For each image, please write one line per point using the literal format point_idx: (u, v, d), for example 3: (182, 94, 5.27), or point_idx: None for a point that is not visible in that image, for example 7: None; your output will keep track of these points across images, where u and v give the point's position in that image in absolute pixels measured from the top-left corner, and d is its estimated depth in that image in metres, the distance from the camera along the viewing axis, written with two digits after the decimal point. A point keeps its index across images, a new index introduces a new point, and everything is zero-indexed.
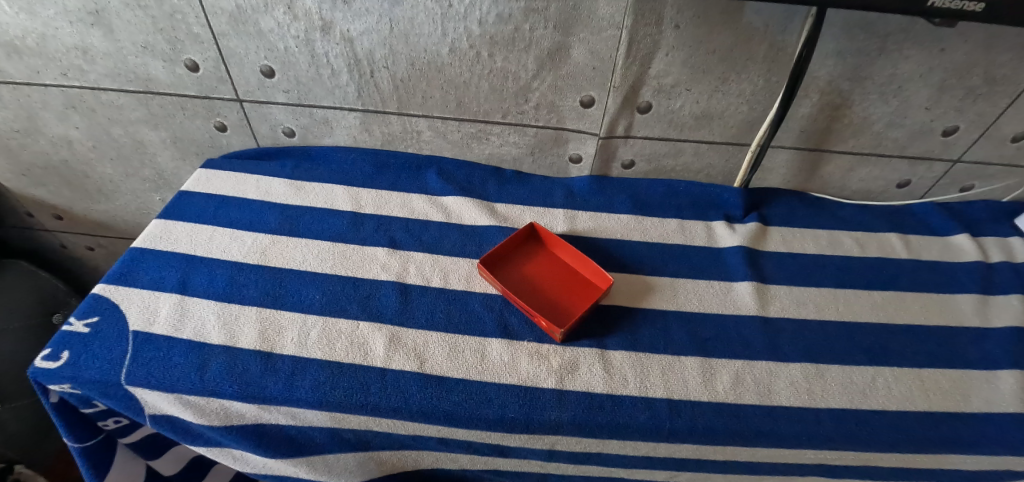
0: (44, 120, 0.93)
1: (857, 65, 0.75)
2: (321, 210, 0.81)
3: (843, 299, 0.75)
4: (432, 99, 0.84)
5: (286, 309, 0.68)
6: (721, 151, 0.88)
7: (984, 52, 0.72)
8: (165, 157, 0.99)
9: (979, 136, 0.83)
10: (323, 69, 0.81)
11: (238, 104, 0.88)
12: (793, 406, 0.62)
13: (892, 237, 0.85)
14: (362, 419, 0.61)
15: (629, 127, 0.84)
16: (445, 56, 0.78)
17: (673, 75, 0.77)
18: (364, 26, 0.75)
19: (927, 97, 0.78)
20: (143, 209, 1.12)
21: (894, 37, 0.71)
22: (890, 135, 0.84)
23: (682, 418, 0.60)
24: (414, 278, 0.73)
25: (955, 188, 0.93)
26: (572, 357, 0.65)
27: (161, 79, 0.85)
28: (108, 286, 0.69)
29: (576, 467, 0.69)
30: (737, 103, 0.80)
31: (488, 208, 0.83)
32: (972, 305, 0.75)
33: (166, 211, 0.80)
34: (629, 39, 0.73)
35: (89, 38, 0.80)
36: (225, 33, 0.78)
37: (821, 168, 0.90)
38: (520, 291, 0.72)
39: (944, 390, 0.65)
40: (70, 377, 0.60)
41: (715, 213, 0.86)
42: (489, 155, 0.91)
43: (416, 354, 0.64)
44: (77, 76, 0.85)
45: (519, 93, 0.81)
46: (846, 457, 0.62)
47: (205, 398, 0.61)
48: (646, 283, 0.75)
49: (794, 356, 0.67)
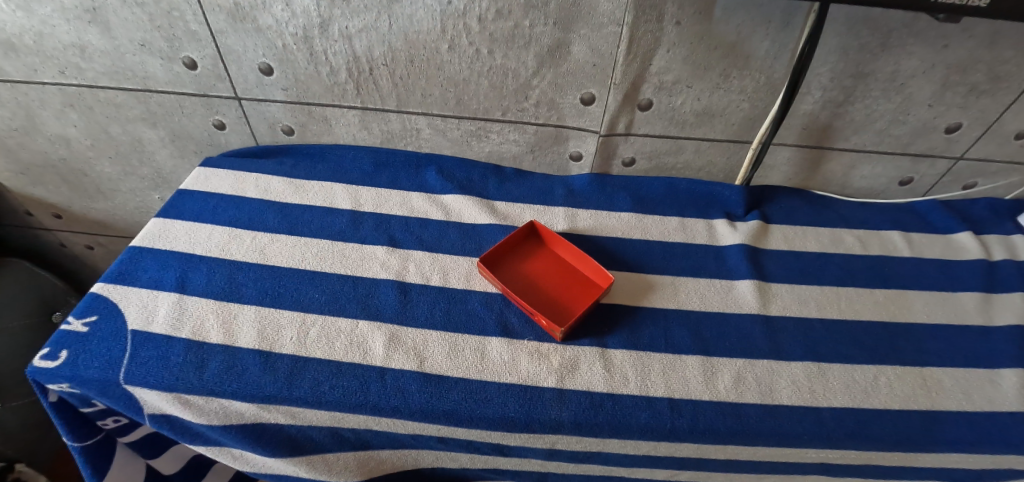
0: (42, 118, 0.92)
1: (859, 62, 0.74)
2: (321, 209, 0.81)
3: (844, 297, 0.74)
4: (432, 97, 0.83)
5: (285, 308, 0.67)
6: (722, 148, 0.87)
7: (987, 48, 0.72)
8: (164, 156, 0.99)
9: (982, 133, 0.83)
10: (322, 66, 0.80)
11: (236, 102, 0.87)
12: (794, 405, 0.61)
13: (894, 235, 0.84)
14: (361, 418, 0.61)
15: (629, 124, 0.84)
16: (444, 53, 0.77)
17: (674, 72, 0.76)
18: (362, 23, 0.74)
19: (929, 94, 0.77)
20: (142, 208, 1.12)
21: (897, 33, 0.71)
22: (893, 132, 0.83)
23: (683, 417, 0.60)
24: (413, 276, 0.72)
25: (958, 185, 0.92)
26: (572, 356, 0.65)
27: (159, 77, 0.85)
28: (106, 285, 0.69)
29: (576, 466, 0.69)
30: (738, 100, 0.80)
31: (488, 207, 0.83)
32: (974, 303, 0.75)
33: (164, 209, 0.80)
34: (629, 35, 0.72)
35: (86, 36, 0.79)
36: (223, 31, 0.77)
37: (823, 166, 0.89)
38: (520, 290, 0.71)
39: (946, 389, 0.64)
40: (68, 376, 0.60)
41: (716, 210, 0.86)
42: (489, 153, 0.91)
43: (416, 353, 0.64)
44: (74, 74, 0.85)
45: (519, 90, 0.81)
46: (848, 456, 0.62)
47: (203, 397, 0.60)
48: (647, 281, 0.74)
49: (796, 355, 0.66)
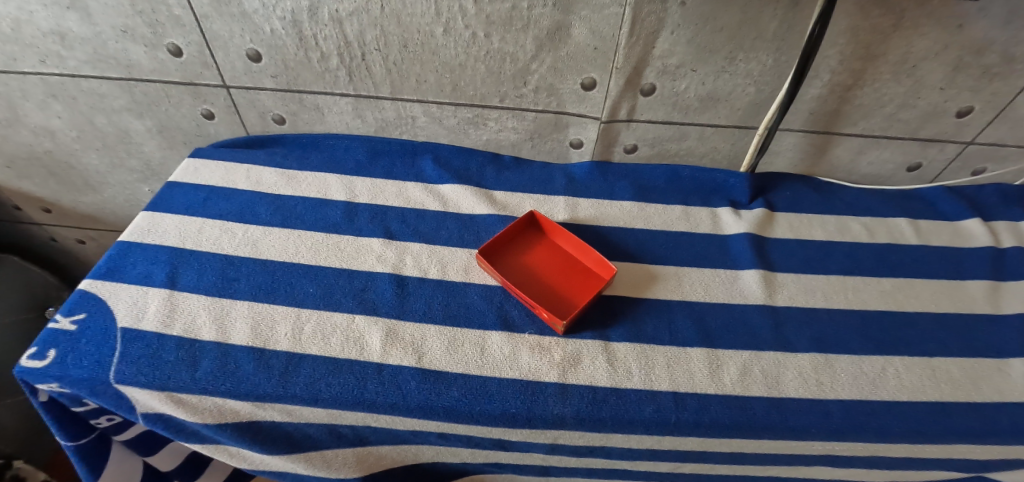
0: (25, 109, 0.89)
1: (870, 44, 0.71)
2: (314, 200, 0.79)
3: (851, 286, 0.73)
4: (427, 83, 0.81)
5: (279, 303, 0.66)
6: (726, 134, 0.85)
7: (1003, 29, 0.69)
8: (152, 147, 0.96)
9: (993, 117, 0.81)
10: (312, 52, 0.77)
11: (225, 90, 0.85)
12: (801, 398, 0.60)
13: (901, 222, 0.83)
14: (360, 416, 0.60)
15: (631, 110, 0.81)
16: (439, 37, 0.74)
17: (678, 55, 0.74)
18: (353, 6, 0.71)
19: (940, 77, 0.75)
20: (132, 201, 1.10)
21: (910, 13, 0.68)
22: (903, 116, 0.81)
23: (689, 411, 0.58)
24: (411, 269, 0.71)
25: (967, 171, 0.90)
26: (574, 350, 0.63)
27: (144, 65, 0.82)
28: (95, 281, 0.67)
29: (579, 459, 0.68)
30: (744, 84, 0.77)
31: (486, 196, 0.80)
32: (983, 291, 0.73)
33: (153, 202, 0.78)
34: (632, 17, 0.69)
35: (65, 22, 0.76)
36: (208, 16, 0.74)
37: (831, 151, 0.87)
38: (520, 282, 0.70)
39: (955, 380, 0.63)
40: (57, 376, 0.58)
41: (720, 199, 0.84)
42: (487, 141, 0.89)
43: (414, 348, 0.62)
44: (55, 63, 0.82)
45: (518, 75, 0.78)
46: (854, 448, 0.61)
47: (197, 396, 0.59)
48: (649, 272, 0.73)
49: (803, 346, 0.65)
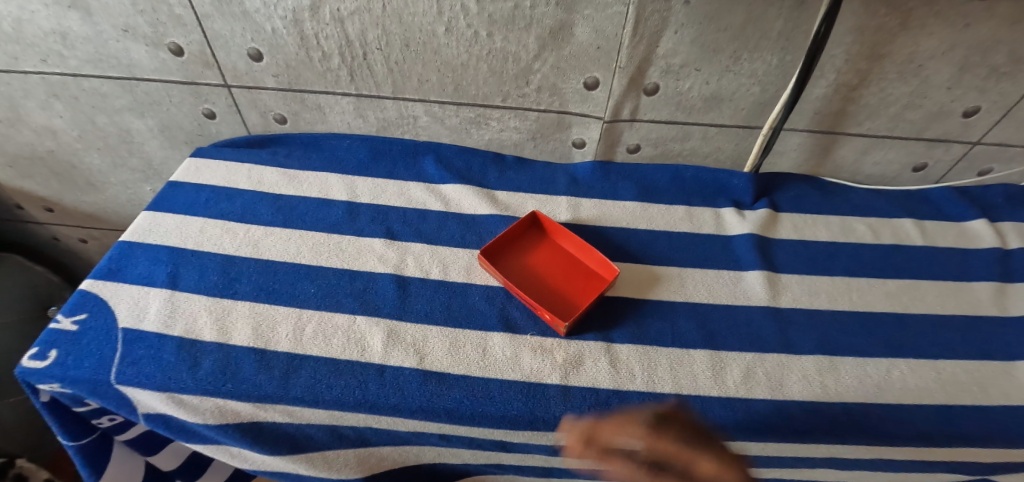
0: (26, 109, 0.89)
1: (876, 43, 0.71)
2: (316, 200, 0.78)
3: (856, 288, 0.72)
4: (429, 83, 0.80)
5: (280, 304, 0.65)
6: (730, 134, 0.84)
7: (1011, 28, 0.68)
8: (154, 147, 0.96)
9: (1000, 117, 0.80)
10: (314, 51, 0.77)
11: (226, 90, 0.84)
12: (805, 401, 0.60)
13: (906, 222, 0.82)
14: (362, 417, 0.59)
15: (634, 110, 0.81)
16: (441, 36, 0.74)
17: (682, 54, 0.73)
18: (355, 5, 0.71)
19: (947, 77, 0.74)
20: (133, 200, 1.10)
21: (918, 12, 0.67)
22: (909, 116, 0.80)
23: (692, 413, 0.58)
24: (413, 270, 0.70)
25: (973, 171, 0.90)
26: (576, 352, 0.63)
27: (145, 64, 0.81)
28: (96, 282, 0.67)
29: (581, 461, 0.68)
30: (748, 84, 0.76)
31: (488, 197, 0.80)
32: (989, 293, 0.73)
33: (155, 202, 0.78)
34: (635, 16, 0.69)
35: (66, 21, 0.76)
36: (209, 15, 0.74)
37: (835, 151, 0.86)
38: (522, 283, 0.69)
39: (961, 383, 0.63)
40: (58, 376, 0.58)
41: (723, 199, 0.83)
42: (489, 140, 0.88)
43: (415, 350, 0.62)
44: (57, 62, 0.81)
45: (520, 75, 0.78)
46: (858, 452, 0.60)
47: (197, 397, 0.58)
48: (652, 273, 0.72)
49: (807, 348, 0.65)
